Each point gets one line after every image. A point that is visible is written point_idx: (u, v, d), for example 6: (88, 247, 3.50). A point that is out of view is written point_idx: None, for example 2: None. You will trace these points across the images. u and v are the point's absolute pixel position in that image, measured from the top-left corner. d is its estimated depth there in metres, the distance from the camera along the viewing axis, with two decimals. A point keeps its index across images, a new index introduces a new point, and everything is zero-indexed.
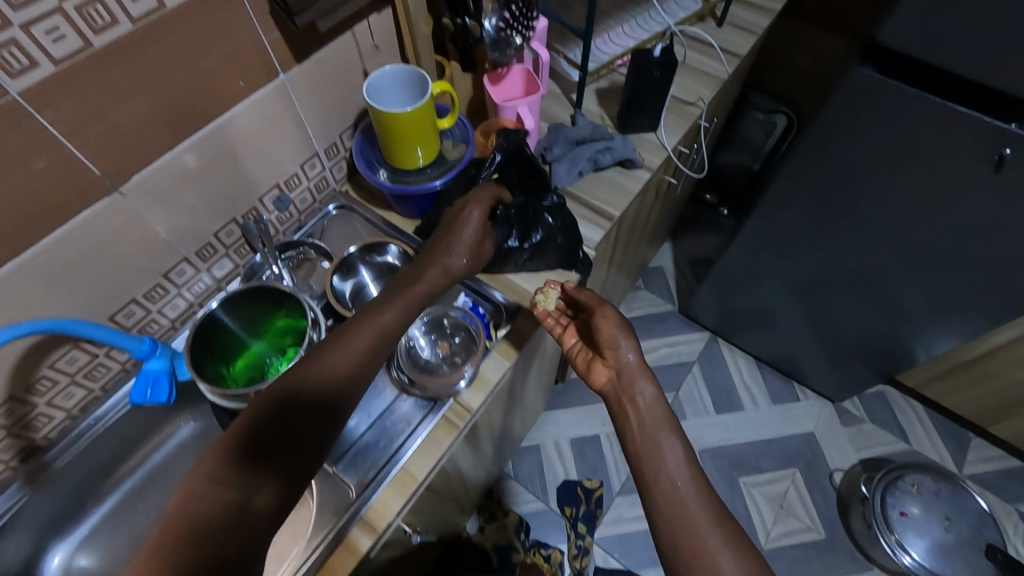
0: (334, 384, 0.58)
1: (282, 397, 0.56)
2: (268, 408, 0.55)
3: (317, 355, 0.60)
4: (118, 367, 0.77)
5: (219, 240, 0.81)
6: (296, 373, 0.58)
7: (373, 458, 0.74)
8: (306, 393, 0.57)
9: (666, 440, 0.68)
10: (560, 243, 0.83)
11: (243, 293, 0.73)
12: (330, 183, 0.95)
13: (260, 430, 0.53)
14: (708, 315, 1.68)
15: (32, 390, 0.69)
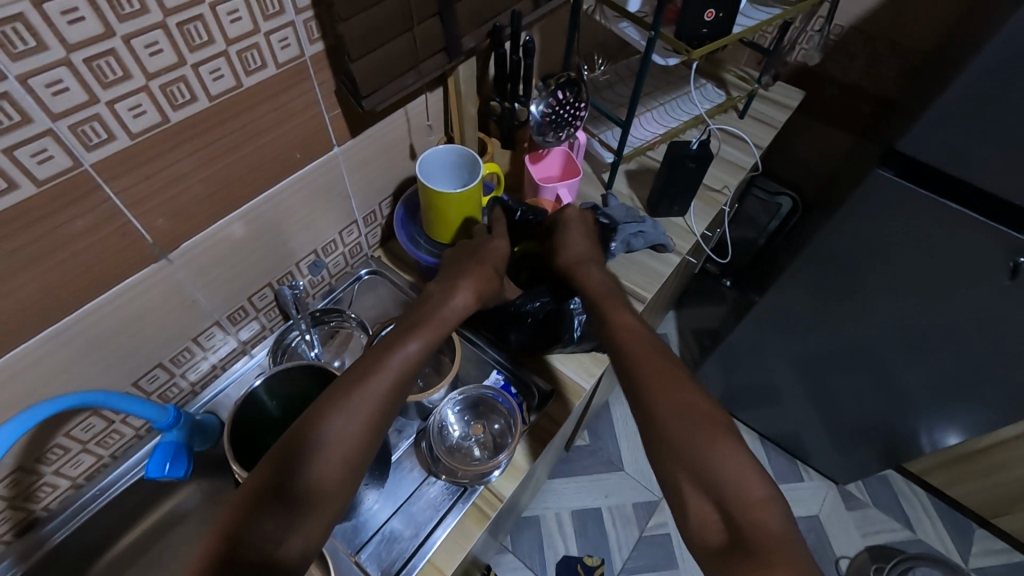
0: (332, 439, 0.57)
1: (284, 454, 0.55)
2: (272, 467, 0.54)
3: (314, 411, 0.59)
4: (132, 433, 0.73)
5: (251, 304, 0.79)
6: (292, 432, 0.57)
7: (398, 547, 0.70)
8: (306, 450, 0.55)
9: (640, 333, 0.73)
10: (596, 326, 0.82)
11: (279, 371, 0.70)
12: (364, 249, 0.94)
13: (263, 487, 0.53)
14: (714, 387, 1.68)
15: (42, 460, 0.64)
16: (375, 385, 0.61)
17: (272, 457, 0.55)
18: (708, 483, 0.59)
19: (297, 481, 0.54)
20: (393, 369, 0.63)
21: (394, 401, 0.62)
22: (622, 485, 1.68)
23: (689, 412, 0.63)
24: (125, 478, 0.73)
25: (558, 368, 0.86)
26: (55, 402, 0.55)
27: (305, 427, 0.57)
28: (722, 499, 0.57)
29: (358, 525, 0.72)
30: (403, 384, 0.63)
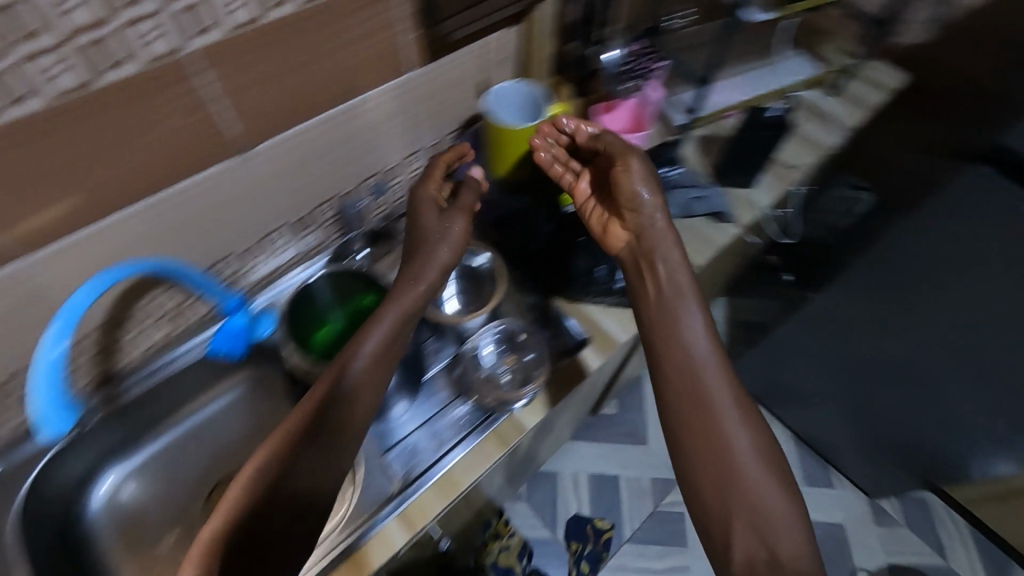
0: (343, 396, 0.64)
1: (304, 414, 0.63)
2: (296, 427, 0.62)
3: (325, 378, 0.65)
4: (201, 314, 0.82)
5: (315, 215, 0.84)
6: (311, 394, 0.65)
7: (422, 454, 0.75)
8: (322, 409, 0.63)
9: (686, 316, 0.72)
10: (643, 279, 0.84)
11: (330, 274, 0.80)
12: (424, 180, 0.96)
13: (291, 443, 0.61)
14: (754, 378, 1.63)
15: (127, 322, 0.74)
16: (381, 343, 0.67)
17: (294, 418, 0.63)
18: (757, 516, 0.63)
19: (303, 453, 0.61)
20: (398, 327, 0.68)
21: (387, 364, 0.68)
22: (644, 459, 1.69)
23: (750, 440, 0.68)
24: (189, 354, 0.82)
25: (597, 319, 0.85)
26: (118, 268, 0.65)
27: (322, 390, 0.65)
28: (768, 533, 0.62)
29: (387, 429, 0.77)
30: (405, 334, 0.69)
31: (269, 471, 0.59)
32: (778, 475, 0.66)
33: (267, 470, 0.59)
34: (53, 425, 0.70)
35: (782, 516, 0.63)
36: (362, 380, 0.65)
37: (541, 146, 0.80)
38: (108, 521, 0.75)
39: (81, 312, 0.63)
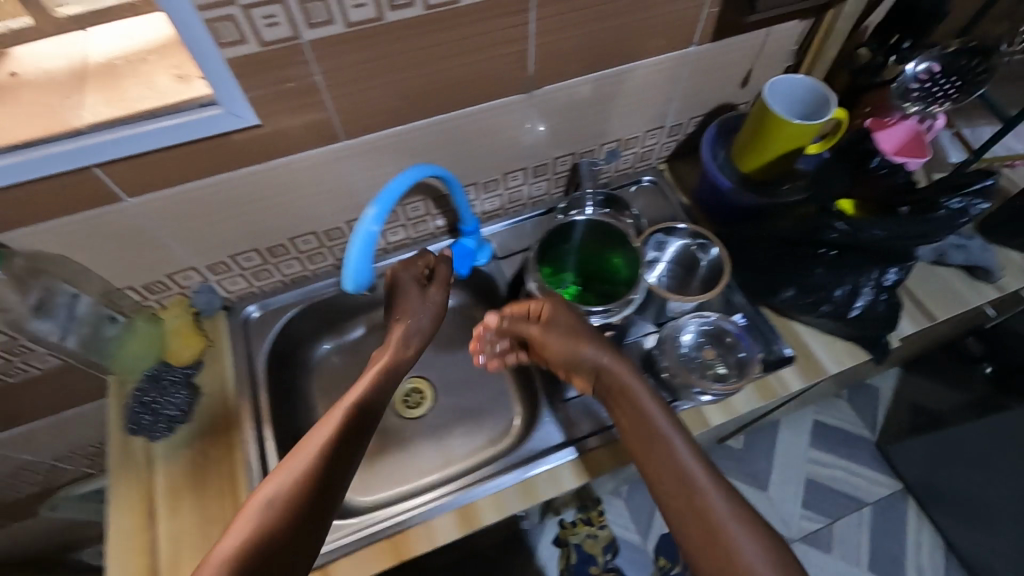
0: (345, 436, 0.59)
1: (327, 433, 0.59)
2: (288, 480, 0.55)
3: (314, 433, 0.59)
4: (432, 229, 0.88)
5: (553, 165, 0.87)
6: (292, 455, 0.57)
7: (600, 413, 0.75)
8: (328, 452, 0.58)
9: (672, 438, 0.60)
10: (880, 312, 0.76)
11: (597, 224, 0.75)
12: (653, 158, 0.96)
13: (285, 502, 0.54)
14: (913, 469, 1.53)
15: (384, 218, 0.82)
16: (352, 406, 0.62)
17: (291, 465, 0.57)
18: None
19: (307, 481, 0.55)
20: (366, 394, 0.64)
21: (382, 396, 0.67)
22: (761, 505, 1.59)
23: (741, 528, 0.55)
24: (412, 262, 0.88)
25: (806, 340, 0.79)
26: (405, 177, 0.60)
27: (322, 437, 0.58)
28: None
29: None
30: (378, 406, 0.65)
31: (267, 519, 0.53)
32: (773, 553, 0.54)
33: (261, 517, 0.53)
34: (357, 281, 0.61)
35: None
36: (351, 427, 0.60)
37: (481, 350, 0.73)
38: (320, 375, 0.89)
39: (397, 198, 0.58)
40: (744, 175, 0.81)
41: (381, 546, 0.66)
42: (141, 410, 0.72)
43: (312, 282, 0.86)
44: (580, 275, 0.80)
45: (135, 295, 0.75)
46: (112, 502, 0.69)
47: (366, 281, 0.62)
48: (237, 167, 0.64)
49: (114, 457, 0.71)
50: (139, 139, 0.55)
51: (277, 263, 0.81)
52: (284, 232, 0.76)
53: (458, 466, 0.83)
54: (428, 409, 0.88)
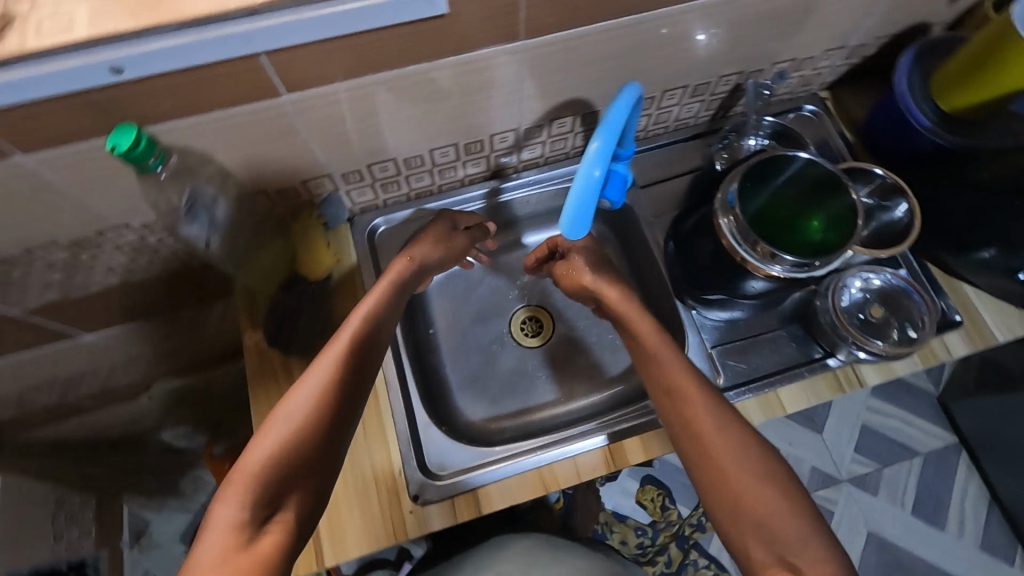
0: (328, 418, 0.54)
1: (309, 391, 0.54)
2: (268, 464, 0.50)
3: (295, 406, 0.53)
4: (570, 148, 0.81)
5: (713, 86, 0.76)
6: (272, 434, 0.51)
7: (750, 363, 0.72)
8: (316, 429, 0.53)
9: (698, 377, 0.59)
10: None
11: (814, 176, 0.64)
12: (815, 83, 0.84)
13: (265, 474, 0.49)
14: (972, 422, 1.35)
15: (527, 135, 0.76)
16: (337, 382, 0.55)
17: (272, 447, 0.51)
18: (768, 537, 0.51)
19: (295, 440, 0.51)
20: (350, 366, 0.57)
21: (378, 341, 0.61)
22: (812, 445, 1.37)
23: (760, 471, 0.53)
24: (561, 180, 0.84)
25: (974, 306, 0.73)
26: (618, 112, 0.54)
27: (307, 412, 0.53)
28: (784, 551, 0.50)
29: (712, 325, 0.75)
30: (364, 376, 0.58)
31: (241, 527, 0.47)
32: (798, 507, 0.51)
33: (233, 524, 0.47)
34: (577, 229, 0.59)
35: (798, 547, 0.50)
36: (334, 405, 0.55)
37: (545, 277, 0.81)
38: (439, 297, 0.86)
39: (618, 130, 0.54)
40: (946, 113, 0.70)
41: (528, 477, 0.67)
42: (283, 325, 0.71)
43: (458, 190, 0.82)
44: (768, 217, 0.66)
45: (266, 201, 0.70)
46: (258, 414, 0.69)
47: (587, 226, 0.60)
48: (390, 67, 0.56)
49: (252, 368, 0.71)
50: (301, 27, 0.48)
51: (408, 176, 0.76)
52: (424, 143, 0.70)
53: (580, 401, 0.82)
54: (543, 341, 0.86)
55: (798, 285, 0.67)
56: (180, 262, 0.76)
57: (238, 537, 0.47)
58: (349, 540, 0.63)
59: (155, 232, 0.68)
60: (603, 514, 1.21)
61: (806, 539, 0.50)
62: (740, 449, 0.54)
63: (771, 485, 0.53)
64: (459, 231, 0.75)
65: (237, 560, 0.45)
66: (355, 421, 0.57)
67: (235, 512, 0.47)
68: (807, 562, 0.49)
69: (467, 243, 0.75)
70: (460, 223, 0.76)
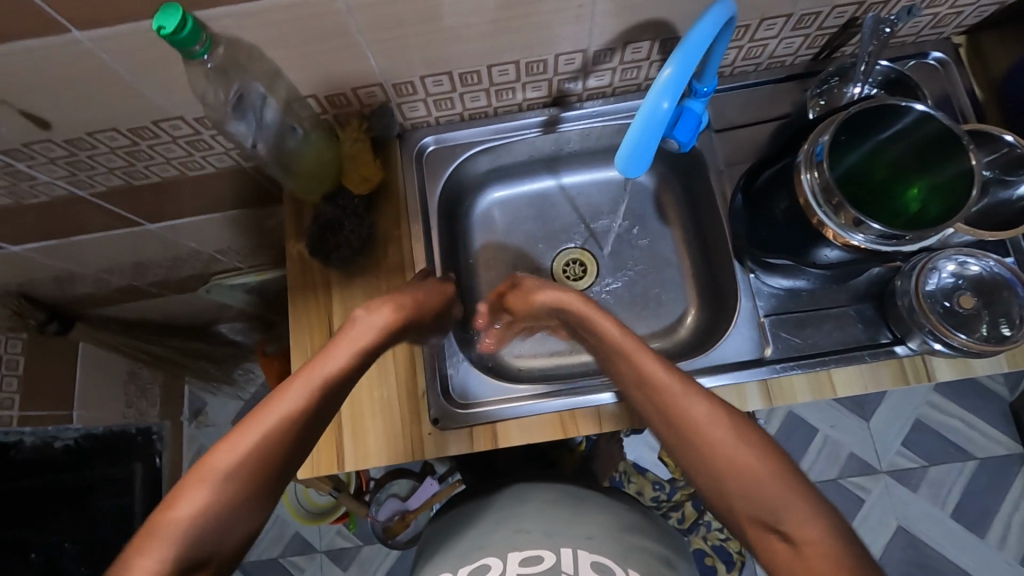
0: (272, 464, 0.47)
1: (257, 432, 0.47)
2: (194, 514, 0.44)
3: (240, 445, 0.46)
4: (642, 79, 0.73)
5: (823, 18, 0.65)
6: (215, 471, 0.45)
7: (806, 338, 0.66)
8: (253, 477, 0.46)
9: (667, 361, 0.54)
10: None
11: (929, 133, 0.54)
12: (951, 25, 0.70)
13: (192, 522, 0.43)
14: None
15: (596, 60, 0.68)
16: (298, 423, 0.49)
17: (199, 497, 0.44)
18: (752, 502, 0.46)
19: (232, 485, 0.45)
20: (315, 406, 0.50)
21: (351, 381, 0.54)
22: (856, 432, 1.30)
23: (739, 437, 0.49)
24: (626, 114, 0.76)
25: None
26: (705, 30, 0.47)
27: (246, 456, 0.46)
28: (774, 518, 0.45)
29: (770, 292, 0.68)
30: (326, 416, 0.52)
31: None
32: (785, 469, 0.46)
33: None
34: (635, 166, 0.54)
35: (804, 525, 0.44)
36: (289, 448, 0.48)
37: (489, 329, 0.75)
38: (483, 226, 0.84)
39: (701, 53, 0.47)
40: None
41: (549, 420, 0.67)
42: (325, 235, 0.70)
43: (513, 116, 0.77)
44: (861, 176, 0.57)
45: (317, 106, 0.68)
46: (295, 321, 0.70)
47: (646, 165, 0.54)
48: None
49: (293, 275, 0.72)
50: None
51: (463, 93, 0.71)
52: (482, 58, 0.64)
53: None
54: (591, 283, 0.82)
55: (880, 260, 0.59)
56: (233, 163, 0.76)
57: None
58: (368, 450, 0.66)
59: (208, 128, 0.67)
60: (622, 464, 1.22)
61: (794, 501, 0.45)
62: (711, 418, 0.50)
63: (750, 450, 0.48)
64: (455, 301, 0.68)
65: None
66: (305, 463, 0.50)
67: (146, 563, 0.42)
68: (799, 532, 0.44)
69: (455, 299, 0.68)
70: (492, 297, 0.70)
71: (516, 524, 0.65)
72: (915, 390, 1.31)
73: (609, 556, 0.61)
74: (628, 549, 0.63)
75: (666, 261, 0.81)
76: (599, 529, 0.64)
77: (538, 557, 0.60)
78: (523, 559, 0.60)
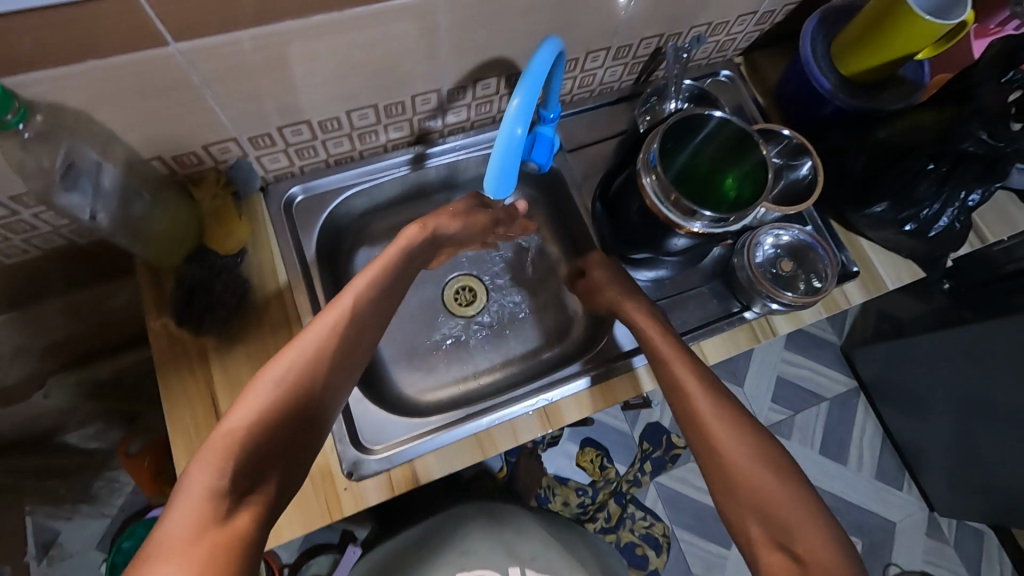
0: (319, 384, 0.52)
1: (308, 349, 0.52)
2: (252, 427, 0.47)
3: (289, 364, 0.51)
4: (496, 112, 0.80)
5: (636, 48, 0.77)
6: (256, 398, 0.49)
7: (675, 319, 0.75)
8: (305, 393, 0.51)
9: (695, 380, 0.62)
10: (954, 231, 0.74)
11: (730, 135, 0.66)
12: (731, 49, 0.87)
13: (253, 435, 0.47)
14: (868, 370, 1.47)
15: (452, 99, 0.73)
16: (332, 346, 0.54)
17: (257, 412, 0.48)
18: (776, 526, 0.54)
19: (292, 400, 0.50)
20: (346, 330, 0.55)
21: (384, 304, 0.60)
22: (735, 399, 1.47)
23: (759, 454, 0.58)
24: (488, 144, 0.82)
25: (869, 257, 0.80)
26: (540, 64, 0.53)
27: (301, 374, 0.51)
28: (786, 538, 0.53)
29: (639, 285, 0.77)
30: (359, 343, 0.57)
31: (219, 496, 0.44)
32: (802, 502, 0.55)
33: (209, 482, 0.44)
34: (502, 187, 0.58)
35: (803, 537, 0.53)
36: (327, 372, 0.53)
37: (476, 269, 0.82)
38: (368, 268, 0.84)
39: (543, 83, 0.53)
40: (845, 77, 0.75)
41: (466, 444, 0.67)
42: (192, 301, 0.65)
43: (381, 156, 0.78)
44: (689, 179, 0.69)
45: (163, 167, 0.64)
46: (169, 400, 0.63)
47: (514, 184, 0.59)
48: (281, 19, 0.52)
49: (160, 353, 0.65)
50: None
51: (325, 140, 0.71)
52: (339, 103, 0.66)
53: (517, 366, 0.83)
54: (481, 308, 0.85)
55: (717, 241, 0.70)
56: (66, 241, 0.67)
57: (217, 505, 0.43)
58: (279, 523, 0.61)
59: (29, 206, 0.59)
60: (545, 478, 1.24)
61: (799, 518, 0.54)
62: (746, 446, 0.58)
63: (768, 470, 0.57)
64: (478, 206, 0.72)
65: (213, 533, 0.42)
66: (345, 392, 0.56)
67: (213, 482, 0.44)
68: (808, 554, 0.52)
69: (490, 219, 0.73)
70: (488, 202, 0.73)
71: (460, 546, 0.68)
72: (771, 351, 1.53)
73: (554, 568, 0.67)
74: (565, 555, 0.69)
75: (547, 273, 0.87)
76: (540, 546, 0.69)
77: None
78: None
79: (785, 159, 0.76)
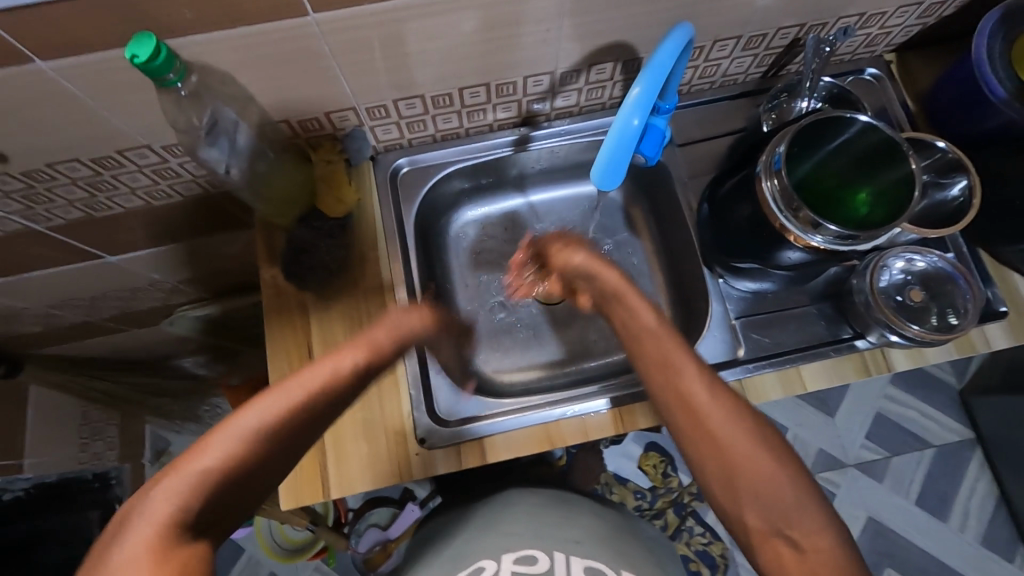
0: (314, 422, 0.47)
1: (311, 381, 0.47)
2: (230, 456, 0.43)
3: (285, 393, 0.46)
4: (606, 98, 0.77)
5: (770, 39, 0.70)
6: (241, 422, 0.44)
7: (774, 337, 0.69)
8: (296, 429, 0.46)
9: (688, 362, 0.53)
10: None
11: (873, 145, 0.59)
12: (882, 44, 0.77)
13: (230, 463, 0.43)
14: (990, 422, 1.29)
15: (563, 82, 0.71)
16: (337, 381, 0.48)
17: (237, 440, 0.43)
18: (774, 510, 0.47)
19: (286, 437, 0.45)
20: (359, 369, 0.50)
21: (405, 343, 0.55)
22: (823, 429, 1.35)
23: (762, 445, 0.49)
24: (594, 132, 0.79)
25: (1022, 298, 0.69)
26: (664, 55, 0.50)
27: (295, 407, 0.46)
28: (783, 522, 0.47)
29: (738, 296, 0.72)
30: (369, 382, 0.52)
31: (173, 531, 0.40)
32: (804, 483, 0.48)
33: (163, 515, 0.40)
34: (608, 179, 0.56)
35: (796, 518, 0.47)
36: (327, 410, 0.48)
37: (520, 281, 0.79)
38: (459, 244, 0.86)
39: (664, 74, 0.50)
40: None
41: (536, 432, 0.67)
42: (301, 260, 0.71)
43: (486, 135, 0.79)
44: (816, 184, 0.62)
45: (289, 130, 0.69)
46: (272, 346, 0.69)
47: (620, 177, 0.57)
48: None
49: (269, 301, 0.71)
50: None
51: (435, 115, 0.73)
52: (452, 80, 0.66)
53: (595, 361, 0.81)
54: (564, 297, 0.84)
55: (837, 259, 0.63)
56: (201, 189, 0.75)
57: (164, 543, 0.39)
58: (353, 475, 0.64)
59: (176, 155, 0.66)
60: (604, 475, 1.22)
61: (800, 504, 0.47)
62: (744, 430, 0.50)
63: (766, 451, 0.49)
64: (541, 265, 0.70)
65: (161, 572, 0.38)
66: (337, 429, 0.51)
67: (173, 511, 0.40)
68: (806, 539, 0.46)
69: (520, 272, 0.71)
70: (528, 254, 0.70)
71: (505, 529, 0.65)
72: (874, 384, 1.38)
73: (601, 560, 0.61)
74: (614, 550, 0.64)
75: (637, 270, 0.83)
76: (585, 534, 0.64)
77: (531, 557, 0.60)
78: (516, 559, 0.60)
79: (935, 176, 0.66)
